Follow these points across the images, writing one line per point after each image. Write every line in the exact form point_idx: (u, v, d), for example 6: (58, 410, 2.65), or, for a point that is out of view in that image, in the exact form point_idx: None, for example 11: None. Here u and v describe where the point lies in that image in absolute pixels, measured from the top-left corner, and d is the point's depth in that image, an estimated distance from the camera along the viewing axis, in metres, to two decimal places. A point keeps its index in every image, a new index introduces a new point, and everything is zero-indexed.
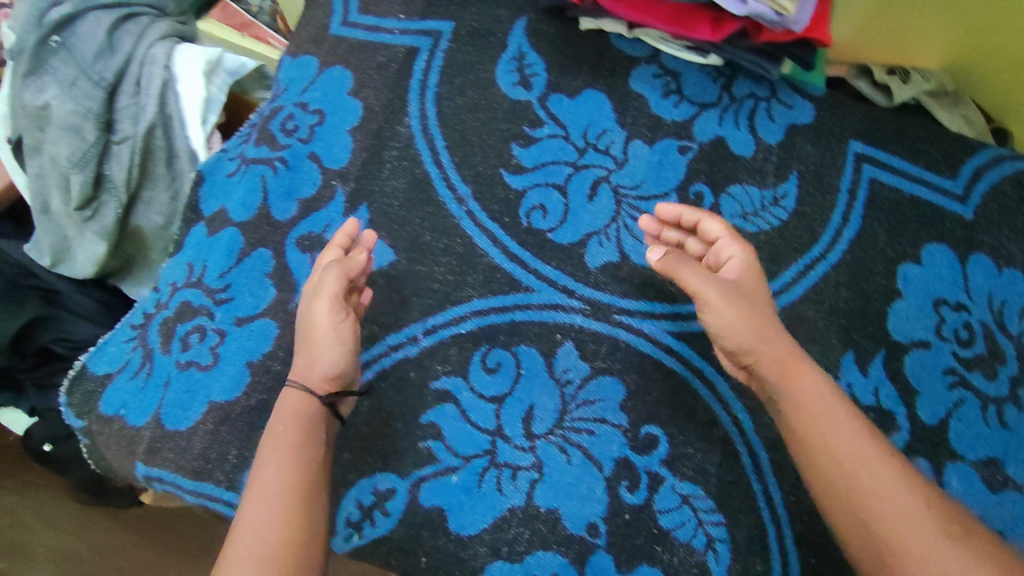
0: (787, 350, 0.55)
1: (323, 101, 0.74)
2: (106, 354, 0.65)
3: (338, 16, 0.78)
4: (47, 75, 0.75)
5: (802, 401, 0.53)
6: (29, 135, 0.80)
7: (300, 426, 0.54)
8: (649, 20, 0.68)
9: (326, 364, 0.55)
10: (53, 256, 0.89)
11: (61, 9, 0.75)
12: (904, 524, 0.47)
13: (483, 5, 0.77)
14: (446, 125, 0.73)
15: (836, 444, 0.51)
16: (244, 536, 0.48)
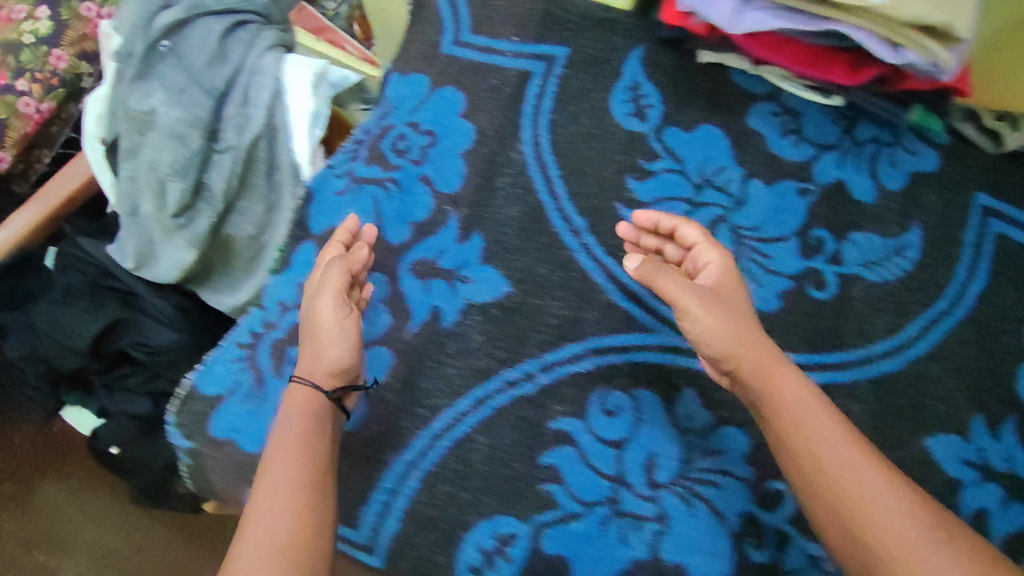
0: (767, 353, 0.54)
1: (434, 122, 0.72)
2: (215, 375, 0.64)
3: (448, 34, 0.75)
4: (154, 80, 0.73)
5: (782, 407, 0.52)
6: (127, 137, 0.79)
7: (308, 419, 0.55)
8: (780, 61, 0.65)
9: (331, 359, 0.56)
10: (137, 258, 0.88)
11: (172, 11, 0.73)
12: (890, 527, 0.46)
13: (598, 29, 0.74)
14: (560, 154, 0.71)
15: (821, 450, 0.50)
16: (253, 530, 0.48)
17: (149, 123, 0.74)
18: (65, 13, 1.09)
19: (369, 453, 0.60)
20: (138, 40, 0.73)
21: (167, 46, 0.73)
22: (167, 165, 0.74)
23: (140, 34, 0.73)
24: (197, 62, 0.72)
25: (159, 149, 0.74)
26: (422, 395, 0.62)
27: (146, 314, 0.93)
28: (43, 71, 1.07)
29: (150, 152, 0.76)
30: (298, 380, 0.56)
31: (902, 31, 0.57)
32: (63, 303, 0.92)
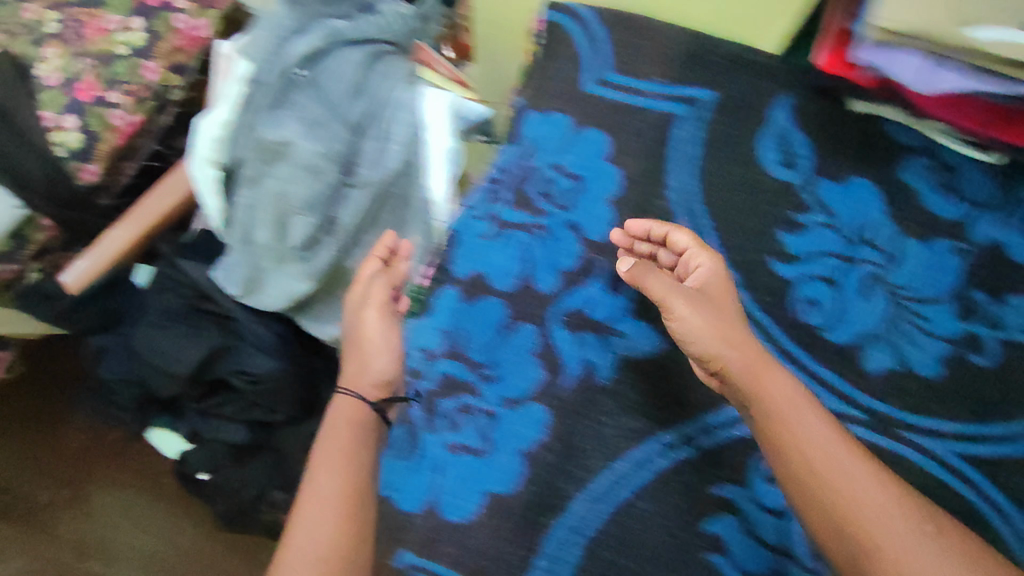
0: (756, 352, 0.52)
1: (579, 166, 0.70)
2: None
3: (589, 72, 0.73)
4: (288, 111, 0.70)
5: (775, 406, 0.50)
6: (251, 166, 0.76)
7: (354, 429, 0.56)
8: (957, 119, 0.63)
9: (377, 371, 0.59)
10: (244, 286, 0.86)
11: (309, 38, 0.69)
12: (880, 525, 0.43)
13: (747, 74, 0.70)
14: (709, 203, 0.69)
15: (811, 449, 0.47)
16: (297, 536, 0.49)
17: (281, 156, 0.71)
18: (159, 25, 1.07)
19: (528, 515, 0.59)
20: (272, 69, 0.70)
21: (302, 75, 0.70)
22: (298, 199, 0.72)
23: (274, 62, 0.70)
24: (336, 96, 0.69)
25: (290, 183, 0.71)
26: (580, 455, 0.61)
27: (244, 340, 0.90)
28: (135, 83, 1.05)
29: (277, 184, 0.74)
30: (347, 393, 0.59)
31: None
32: (161, 326, 0.90)
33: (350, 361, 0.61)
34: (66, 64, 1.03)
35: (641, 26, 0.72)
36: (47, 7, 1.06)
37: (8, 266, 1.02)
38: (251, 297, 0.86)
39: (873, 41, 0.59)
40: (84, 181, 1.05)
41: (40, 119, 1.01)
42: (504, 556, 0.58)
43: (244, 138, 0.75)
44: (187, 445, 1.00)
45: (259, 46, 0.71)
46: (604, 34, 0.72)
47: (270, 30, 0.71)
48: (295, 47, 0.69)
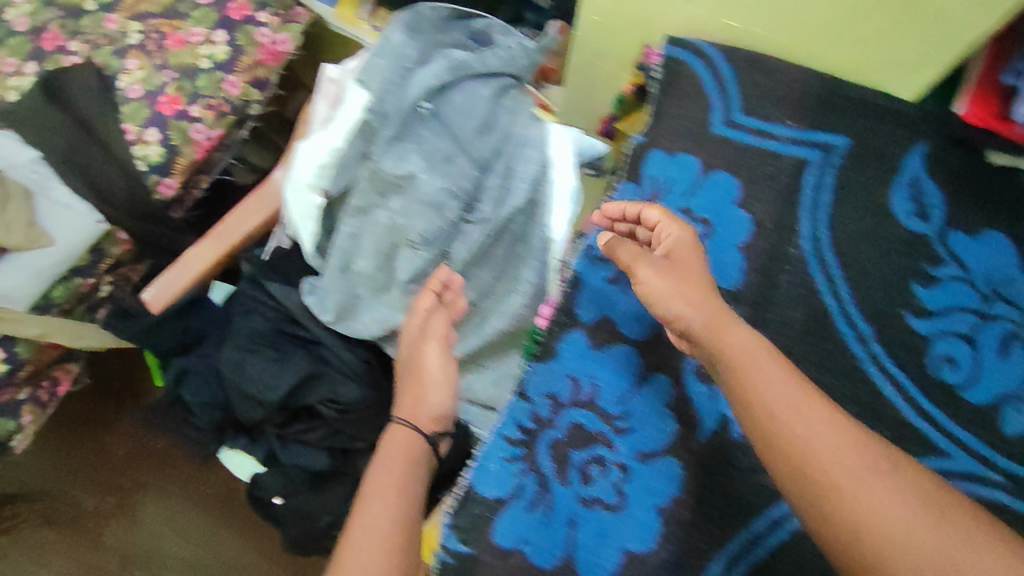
0: (716, 309, 0.51)
1: (708, 210, 0.68)
2: (492, 474, 0.62)
3: (718, 112, 0.72)
4: (414, 145, 0.71)
5: (730, 356, 0.48)
6: (362, 196, 0.75)
7: (407, 462, 0.63)
8: None
9: (434, 404, 0.67)
10: (336, 313, 0.83)
11: (438, 73, 0.70)
12: (837, 461, 0.41)
13: (881, 121, 0.68)
14: (842, 253, 0.67)
15: (765, 392, 0.45)
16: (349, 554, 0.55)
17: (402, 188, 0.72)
18: (242, 38, 1.05)
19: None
20: (398, 102, 0.71)
21: (428, 109, 0.71)
22: (416, 232, 0.72)
23: (400, 95, 0.71)
24: (463, 131, 0.71)
25: (410, 216, 0.72)
26: (715, 512, 0.60)
27: (333, 366, 0.89)
28: (217, 97, 1.03)
29: (391, 216, 0.73)
30: (401, 423, 0.65)
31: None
32: (248, 349, 0.88)
33: (407, 392, 0.68)
34: (149, 76, 1.02)
35: (772, 67, 0.70)
36: (130, 18, 1.05)
37: (85, 279, 1.00)
38: (342, 325, 0.83)
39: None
40: (161, 196, 1.03)
41: (124, 133, 1.00)
42: None
43: (355, 166, 0.74)
44: (260, 467, 0.97)
45: (384, 76, 0.71)
46: (732, 74, 0.71)
47: (396, 62, 0.71)
48: (424, 80, 0.70)
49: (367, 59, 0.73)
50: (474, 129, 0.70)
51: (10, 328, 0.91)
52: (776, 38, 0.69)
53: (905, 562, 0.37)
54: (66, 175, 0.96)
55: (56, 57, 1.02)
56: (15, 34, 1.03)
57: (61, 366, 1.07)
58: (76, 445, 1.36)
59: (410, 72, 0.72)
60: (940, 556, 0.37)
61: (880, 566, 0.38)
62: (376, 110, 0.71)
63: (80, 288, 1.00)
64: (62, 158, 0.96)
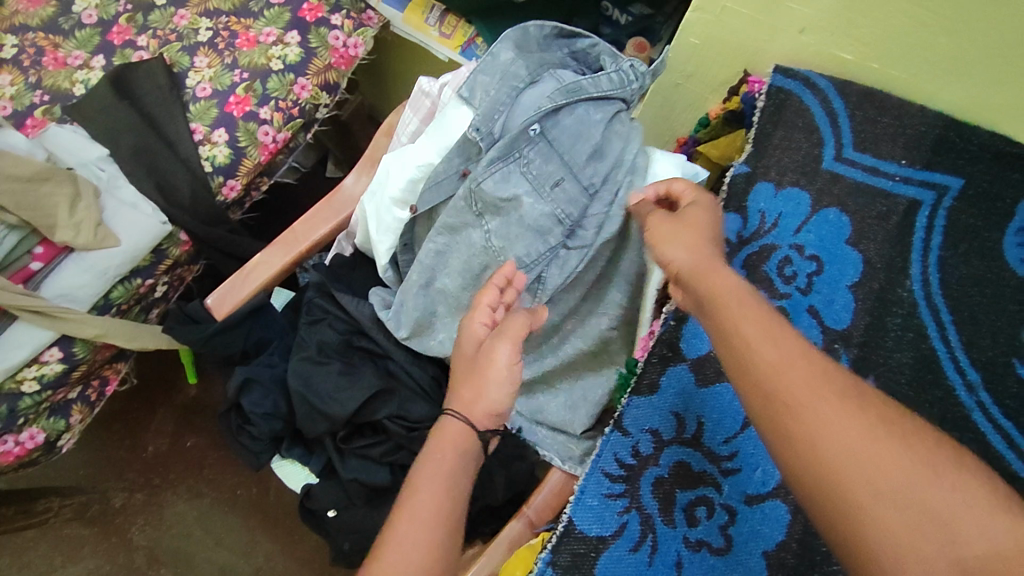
0: (707, 257, 0.53)
1: (820, 246, 0.68)
2: (592, 510, 0.58)
3: (828, 147, 0.72)
4: (519, 164, 0.70)
5: (714, 295, 0.49)
6: (456, 215, 0.74)
7: (460, 455, 0.56)
8: None
9: (494, 402, 0.58)
10: (411, 330, 0.81)
11: (553, 95, 0.70)
12: (808, 389, 0.41)
13: (996, 164, 0.67)
14: (951, 297, 0.66)
15: (744, 325, 0.46)
16: (388, 552, 0.50)
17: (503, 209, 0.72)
18: (315, 40, 1.03)
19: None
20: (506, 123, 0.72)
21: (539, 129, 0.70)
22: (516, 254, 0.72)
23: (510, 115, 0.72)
24: (572, 156, 0.69)
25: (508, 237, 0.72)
26: (819, 560, 0.54)
27: (403, 382, 0.86)
28: (287, 100, 1.01)
29: (488, 235, 0.73)
30: (455, 415, 0.58)
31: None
32: (317, 362, 0.86)
33: (464, 383, 0.59)
34: (218, 75, 1.01)
35: (886, 103, 0.70)
36: (201, 15, 1.04)
37: (145, 280, 0.97)
38: (415, 341, 0.81)
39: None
40: (224, 197, 1.01)
41: (191, 132, 0.98)
42: None
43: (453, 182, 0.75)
44: (313, 478, 0.93)
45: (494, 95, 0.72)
46: (845, 108, 0.72)
47: (507, 82, 0.72)
48: (536, 102, 0.71)
49: (474, 74, 0.72)
50: (586, 155, 0.69)
51: (68, 327, 0.88)
52: (894, 75, 0.70)
53: (859, 475, 0.38)
54: (133, 173, 0.94)
55: (124, 52, 1.02)
56: (85, 27, 1.02)
57: (111, 366, 1.02)
58: (109, 441, 1.34)
59: (520, 93, 0.72)
60: (906, 486, 0.38)
61: (836, 478, 0.39)
62: (484, 128, 0.71)
63: (139, 289, 0.97)
64: (131, 154, 0.95)
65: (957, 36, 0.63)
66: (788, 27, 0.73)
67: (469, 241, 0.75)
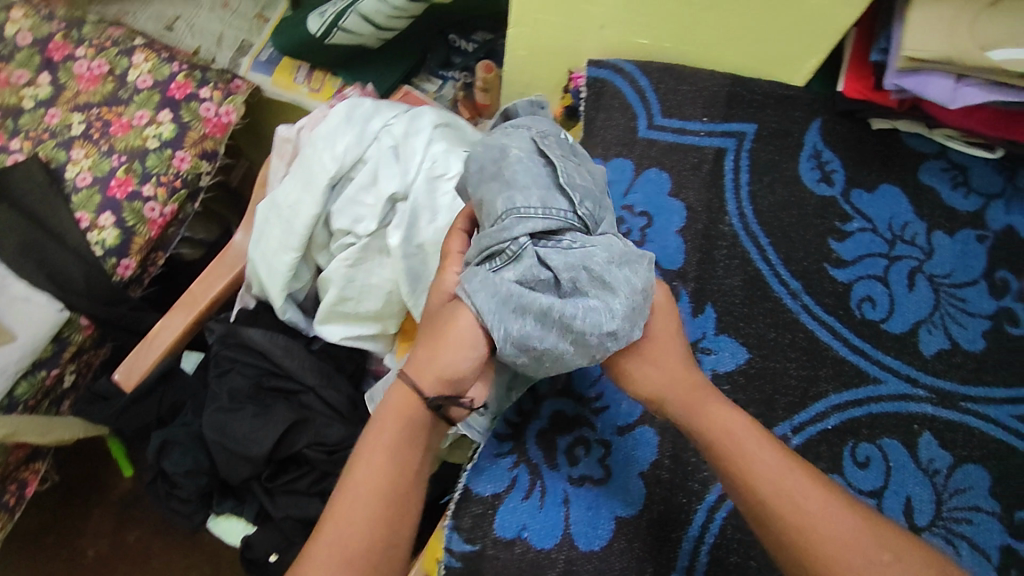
0: (694, 387, 0.56)
1: (648, 204, 0.77)
2: (485, 472, 0.62)
3: (642, 118, 0.83)
4: (642, 277, 0.55)
5: (717, 433, 0.54)
6: (340, 219, 0.78)
7: (402, 425, 0.56)
8: (889, 104, 0.76)
9: (445, 362, 0.55)
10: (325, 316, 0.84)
11: (395, 119, 0.79)
12: (835, 548, 0.48)
13: (779, 107, 0.82)
14: (765, 222, 0.77)
15: (754, 475, 0.52)
16: (333, 524, 0.53)
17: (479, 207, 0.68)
18: (186, 115, 1.09)
19: (657, 532, 0.60)
20: (356, 145, 0.77)
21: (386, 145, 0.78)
22: (526, 260, 0.55)
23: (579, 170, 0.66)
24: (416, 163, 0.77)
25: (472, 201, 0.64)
26: (690, 468, 0.62)
27: (317, 410, 0.87)
28: (168, 174, 1.06)
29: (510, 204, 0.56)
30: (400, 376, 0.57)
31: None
32: (229, 409, 0.86)
33: (424, 342, 0.56)
34: (96, 163, 1.05)
35: (682, 74, 0.83)
36: (72, 111, 1.09)
37: (49, 371, 0.97)
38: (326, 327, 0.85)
39: (898, 69, 0.71)
40: (120, 277, 1.03)
41: (77, 221, 1.01)
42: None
43: (538, 174, 0.57)
44: (250, 530, 0.91)
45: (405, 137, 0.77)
46: (649, 84, 0.83)
47: (353, 120, 0.79)
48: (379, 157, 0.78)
49: (328, 115, 0.81)
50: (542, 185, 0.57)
51: None
52: (681, 49, 0.83)
53: None
54: (21, 270, 0.96)
55: None
56: None
57: (28, 466, 1.00)
58: (42, 555, 1.28)
59: (375, 140, 0.78)
60: None
61: None
62: (344, 162, 0.78)
63: (44, 381, 0.97)
64: (17, 252, 0.96)
65: (722, 10, 0.74)
66: (591, 26, 0.83)
67: (500, 244, 0.55)
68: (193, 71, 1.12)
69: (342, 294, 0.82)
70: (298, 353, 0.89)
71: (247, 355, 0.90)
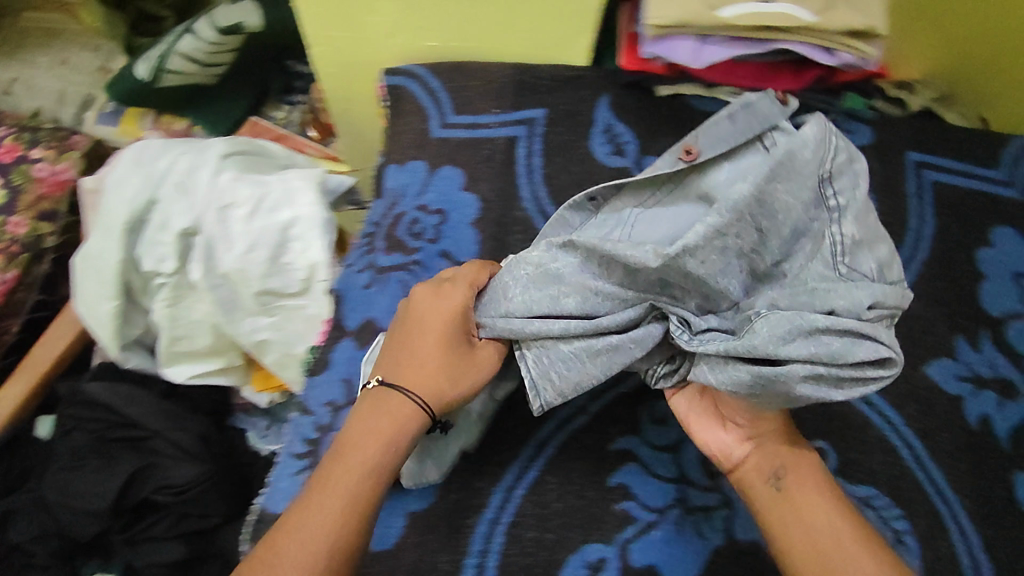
0: (790, 437, 0.59)
1: (441, 201, 0.77)
2: (282, 492, 0.65)
3: (434, 118, 0.82)
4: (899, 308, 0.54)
5: (804, 479, 0.56)
6: (147, 262, 0.78)
7: (383, 446, 0.56)
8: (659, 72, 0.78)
9: (458, 392, 0.58)
10: (168, 358, 0.85)
11: (180, 155, 0.79)
12: None
13: (567, 87, 0.83)
14: (559, 202, 0.78)
15: (829, 522, 0.53)
16: (291, 530, 0.52)
17: (626, 197, 0.63)
18: (19, 178, 1.09)
19: (452, 521, 0.62)
20: (144, 188, 0.78)
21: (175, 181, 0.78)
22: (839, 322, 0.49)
23: None
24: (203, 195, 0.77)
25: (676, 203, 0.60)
26: (487, 454, 0.65)
27: (165, 453, 0.86)
28: (6, 241, 1.06)
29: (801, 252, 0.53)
30: (405, 395, 0.57)
31: (832, 38, 0.68)
32: (72, 468, 0.84)
33: (441, 368, 0.58)
34: None
35: (470, 70, 0.84)
36: None
37: None
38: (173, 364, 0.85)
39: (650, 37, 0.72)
40: None
41: None
42: (436, 567, 0.61)
43: (858, 192, 0.53)
44: None
45: (192, 172, 0.78)
46: (441, 86, 0.83)
47: (141, 164, 0.79)
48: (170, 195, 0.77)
49: (116, 163, 0.81)
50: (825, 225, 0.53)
51: None
52: (466, 47, 0.84)
53: None
54: None
55: None
56: None
57: None
58: None
59: (163, 179, 0.78)
60: None
61: None
62: (135, 206, 0.77)
63: None
64: None
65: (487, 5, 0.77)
66: (381, 36, 0.85)
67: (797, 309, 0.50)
68: (23, 134, 1.13)
69: (172, 335, 0.82)
70: (141, 399, 0.88)
71: (96, 413, 0.88)
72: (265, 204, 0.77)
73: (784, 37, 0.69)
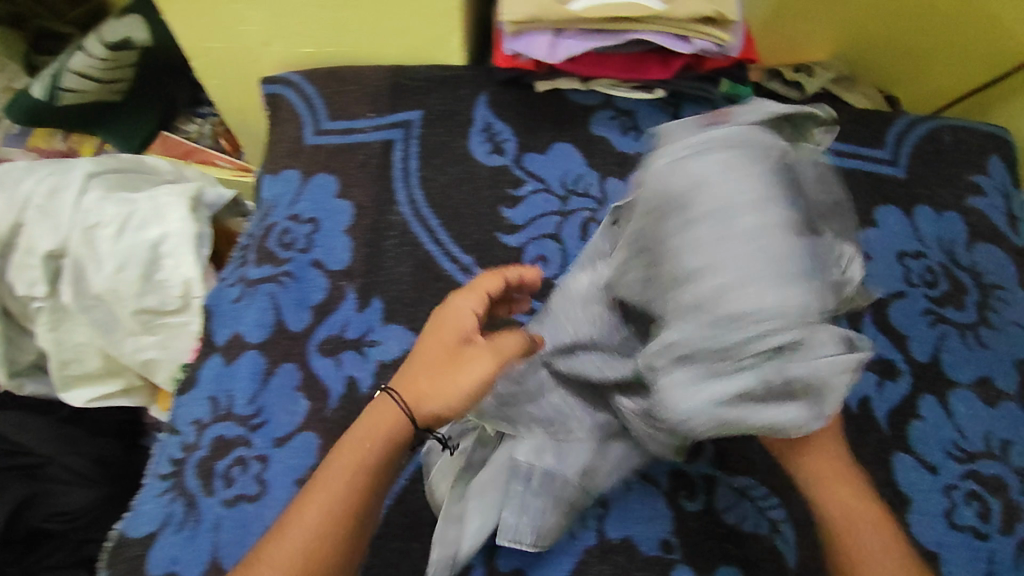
0: (845, 461, 0.50)
1: (314, 209, 0.76)
2: (145, 514, 0.63)
3: (309, 126, 0.81)
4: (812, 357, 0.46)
5: (854, 512, 0.49)
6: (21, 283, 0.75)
7: (384, 447, 0.50)
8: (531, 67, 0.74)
9: (450, 397, 0.50)
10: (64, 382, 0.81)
11: (44, 176, 0.77)
12: None
13: (444, 87, 0.82)
14: (435, 204, 0.77)
15: (882, 567, 0.47)
16: (279, 539, 0.48)
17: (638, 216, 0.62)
18: None
19: None
20: (6, 211, 0.75)
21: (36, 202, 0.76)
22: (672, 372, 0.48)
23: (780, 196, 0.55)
24: (66, 217, 0.75)
25: None
26: None
27: (59, 479, 0.83)
28: None
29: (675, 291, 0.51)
30: (394, 400, 0.51)
31: (687, 25, 0.67)
32: None
33: (429, 369, 0.51)
34: None
35: (344, 75, 0.82)
36: None
37: None
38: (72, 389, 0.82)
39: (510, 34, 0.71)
40: None
41: None
42: None
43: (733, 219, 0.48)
44: None
45: (54, 194, 0.76)
46: (317, 92, 0.82)
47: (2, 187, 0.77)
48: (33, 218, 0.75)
49: None
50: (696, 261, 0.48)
51: None
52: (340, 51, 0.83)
53: None
54: None
55: None
56: None
57: None
58: None
59: (25, 201, 0.76)
60: None
61: None
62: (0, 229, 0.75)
63: None
64: None
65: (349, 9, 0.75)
66: (255, 44, 0.83)
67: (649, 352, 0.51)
68: None
69: (61, 360, 0.79)
70: (38, 425, 0.85)
71: None
72: (132, 221, 0.75)
73: (640, 28, 0.68)
